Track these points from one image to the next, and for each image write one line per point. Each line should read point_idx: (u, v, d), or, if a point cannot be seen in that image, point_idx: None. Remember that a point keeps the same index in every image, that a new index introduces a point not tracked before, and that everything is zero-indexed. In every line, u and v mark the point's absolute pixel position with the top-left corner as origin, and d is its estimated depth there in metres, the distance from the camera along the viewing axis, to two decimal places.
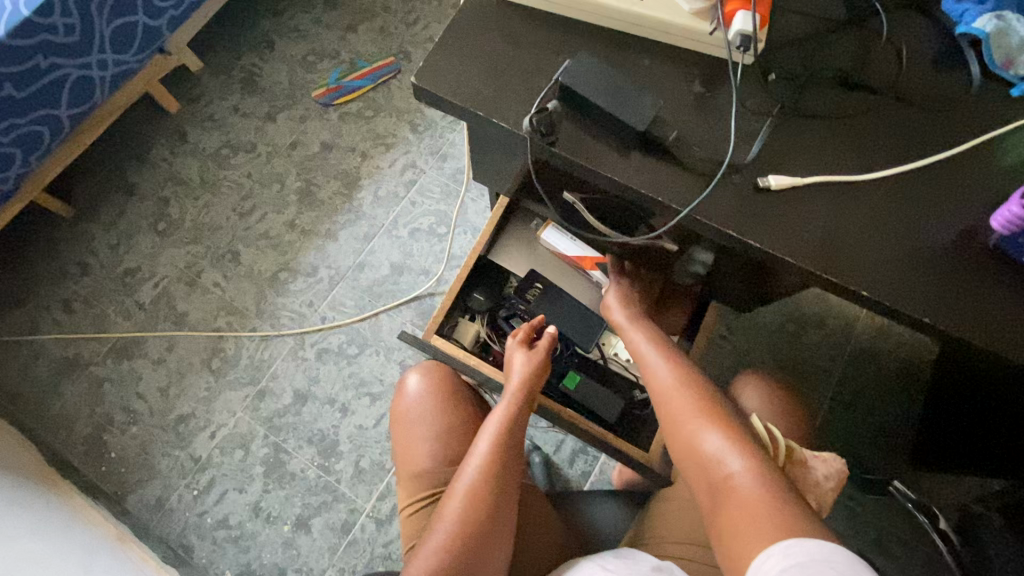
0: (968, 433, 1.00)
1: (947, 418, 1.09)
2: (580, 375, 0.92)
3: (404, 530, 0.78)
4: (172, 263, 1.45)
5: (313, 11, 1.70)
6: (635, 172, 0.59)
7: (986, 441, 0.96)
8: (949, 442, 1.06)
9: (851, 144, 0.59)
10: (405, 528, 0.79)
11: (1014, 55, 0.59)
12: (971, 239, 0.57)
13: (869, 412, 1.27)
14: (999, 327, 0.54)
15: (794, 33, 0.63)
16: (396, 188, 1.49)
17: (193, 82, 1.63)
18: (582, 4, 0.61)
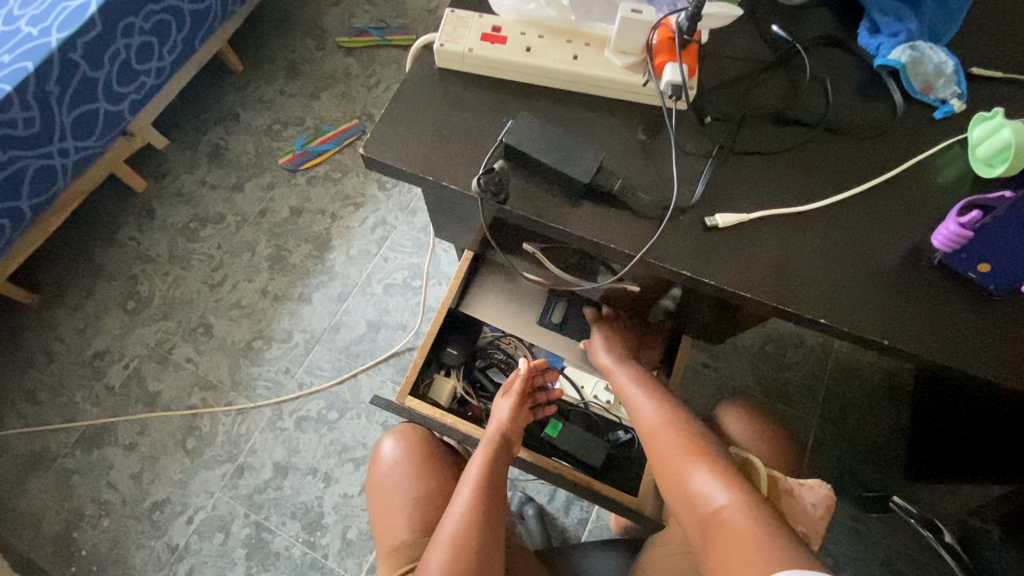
0: (957, 440, 1.00)
1: (940, 430, 1.06)
2: (562, 422, 0.91)
3: None
4: (142, 343, 1.42)
5: (276, 82, 1.76)
6: (586, 222, 0.60)
7: (976, 447, 0.95)
8: (938, 452, 1.06)
9: (789, 175, 0.61)
10: None
11: (932, 81, 0.63)
12: (917, 258, 0.58)
13: (860, 427, 1.26)
14: (952, 343, 0.55)
15: (724, 77, 0.66)
16: (368, 245, 1.50)
17: (159, 160, 1.64)
18: (519, 66, 0.64)
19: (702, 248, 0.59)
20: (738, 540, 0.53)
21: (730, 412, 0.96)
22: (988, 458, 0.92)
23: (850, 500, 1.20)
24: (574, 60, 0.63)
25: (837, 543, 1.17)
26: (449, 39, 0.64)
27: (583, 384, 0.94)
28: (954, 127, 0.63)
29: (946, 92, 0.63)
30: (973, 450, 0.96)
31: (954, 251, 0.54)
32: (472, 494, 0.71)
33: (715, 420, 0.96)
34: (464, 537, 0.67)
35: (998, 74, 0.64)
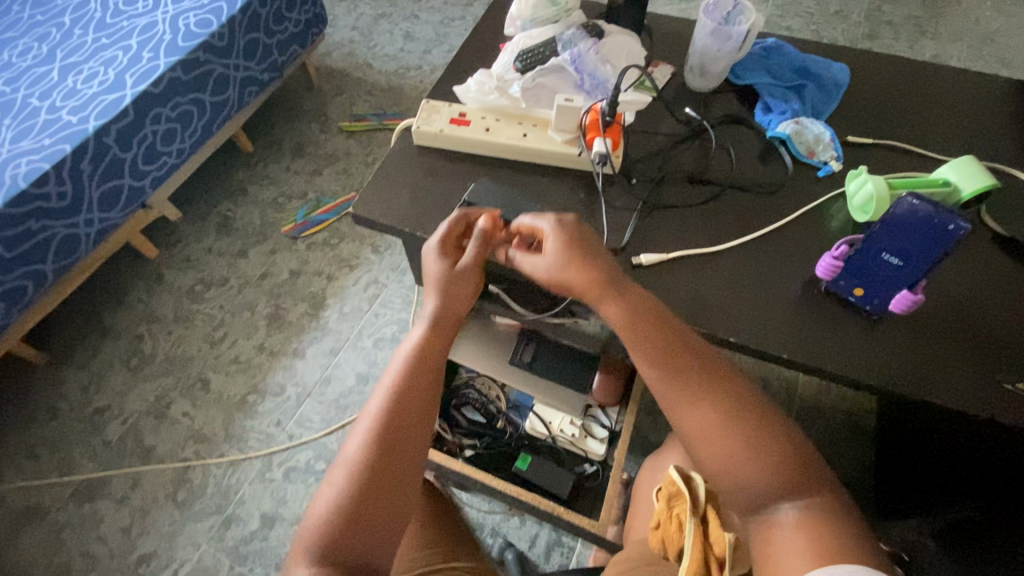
0: (903, 470, 1.10)
1: (896, 465, 1.13)
2: (531, 456, 1.00)
3: None
4: (142, 398, 1.49)
5: (283, 161, 1.96)
6: (535, 261, 0.73)
7: (912, 477, 1.06)
8: (888, 483, 1.15)
9: (699, 223, 0.74)
10: None
11: (814, 147, 0.78)
12: (810, 288, 0.69)
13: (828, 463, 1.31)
14: (840, 355, 0.65)
15: (648, 148, 0.81)
16: (360, 303, 1.61)
17: (171, 230, 1.79)
18: (480, 141, 0.79)
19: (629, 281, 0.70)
20: (750, 453, 0.56)
21: None
22: (916, 485, 1.04)
23: None
24: (525, 137, 0.78)
25: None
26: (424, 123, 0.80)
27: (550, 420, 1.03)
28: (836, 183, 0.77)
29: (826, 155, 0.77)
30: (911, 480, 1.06)
31: (834, 278, 0.66)
32: (388, 407, 0.63)
33: None
34: (386, 459, 0.60)
35: (868, 141, 0.79)
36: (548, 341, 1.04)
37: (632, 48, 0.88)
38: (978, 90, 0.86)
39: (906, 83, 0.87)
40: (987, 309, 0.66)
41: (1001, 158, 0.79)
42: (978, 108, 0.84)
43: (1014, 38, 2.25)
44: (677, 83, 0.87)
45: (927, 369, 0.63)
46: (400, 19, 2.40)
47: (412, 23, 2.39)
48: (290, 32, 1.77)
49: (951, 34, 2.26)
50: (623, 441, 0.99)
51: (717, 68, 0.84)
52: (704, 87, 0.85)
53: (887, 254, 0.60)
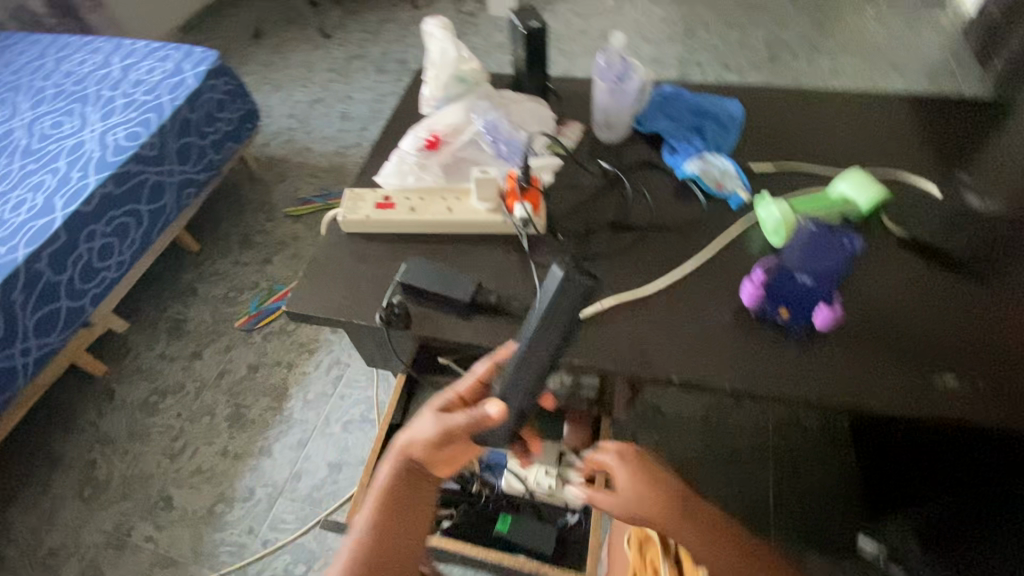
0: (901, 480, 1.10)
1: (896, 476, 1.12)
2: (511, 516, 0.96)
3: None
4: (100, 529, 1.39)
5: (231, 254, 1.94)
6: (475, 332, 0.73)
7: (911, 484, 1.07)
8: (890, 481, 1.14)
9: (627, 272, 0.77)
10: None
11: (721, 178, 0.82)
12: (741, 317, 0.71)
13: (827, 463, 1.29)
14: (773, 377, 0.67)
15: (569, 203, 0.85)
16: (324, 387, 1.58)
17: (119, 342, 1.74)
18: (408, 222, 0.79)
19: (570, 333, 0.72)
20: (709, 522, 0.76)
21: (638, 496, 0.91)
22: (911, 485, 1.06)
23: (822, 552, 1.19)
24: (450, 212, 0.80)
25: None
26: (349, 212, 0.80)
27: (526, 475, 0.98)
28: (750, 209, 0.81)
29: (734, 185, 0.82)
30: (907, 479, 1.07)
31: (759, 303, 0.68)
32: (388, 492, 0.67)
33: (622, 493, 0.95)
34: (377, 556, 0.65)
35: (771, 168, 0.85)
36: None
37: (540, 112, 0.93)
38: (855, 111, 0.96)
39: (802, 113, 0.95)
40: (903, 332, 0.74)
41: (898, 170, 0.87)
42: (864, 127, 0.93)
43: (899, 45, 2.47)
44: (588, 138, 0.93)
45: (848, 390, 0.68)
46: (335, 102, 2.48)
47: (347, 104, 2.46)
48: (224, 131, 1.80)
49: (844, 48, 2.47)
50: (597, 507, 0.92)
51: (620, 120, 0.89)
52: (611, 138, 0.91)
53: (797, 275, 0.66)
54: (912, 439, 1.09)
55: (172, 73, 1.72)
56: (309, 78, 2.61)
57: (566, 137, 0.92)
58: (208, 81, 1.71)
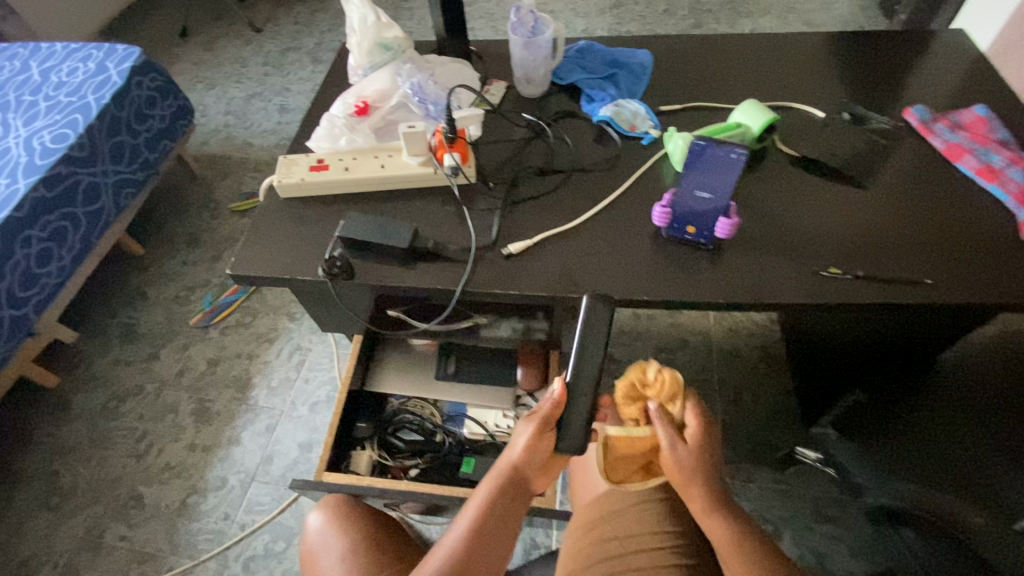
0: (817, 378, 1.21)
1: (812, 373, 1.24)
2: (474, 458, 1.01)
3: None
4: (71, 536, 1.38)
5: (178, 255, 1.91)
6: (415, 276, 0.77)
7: (829, 378, 1.18)
8: (807, 380, 1.26)
9: (553, 210, 0.83)
10: None
11: (633, 122, 0.90)
12: (657, 239, 0.78)
13: (764, 384, 1.41)
14: (683, 286, 0.74)
15: (497, 154, 0.90)
16: (287, 373, 1.59)
17: (70, 353, 1.70)
18: (343, 182, 0.84)
19: (504, 267, 0.78)
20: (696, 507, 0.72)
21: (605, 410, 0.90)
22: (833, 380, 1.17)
23: (768, 465, 1.30)
24: (383, 168, 0.84)
25: (767, 503, 1.25)
26: (284, 176, 0.84)
27: (485, 420, 1.06)
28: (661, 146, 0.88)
29: (646, 126, 0.89)
30: (827, 374, 1.18)
31: (668, 223, 0.76)
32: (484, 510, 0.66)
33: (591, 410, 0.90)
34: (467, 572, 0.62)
35: (677, 107, 0.93)
36: (465, 351, 1.09)
37: (464, 72, 0.98)
38: (754, 48, 1.03)
39: (707, 55, 1.03)
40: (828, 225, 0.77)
41: (793, 97, 0.95)
42: (762, 62, 1.01)
43: (812, 3, 2.61)
44: (512, 95, 0.98)
45: (769, 288, 0.72)
46: (272, 95, 2.44)
47: (285, 97, 2.43)
48: (157, 128, 1.77)
49: (763, 9, 2.60)
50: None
51: (538, 73, 0.95)
52: (533, 93, 0.97)
53: (699, 190, 0.73)
54: (821, 341, 1.19)
55: (96, 73, 1.68)
56: (243, 73, 2.56)
57: (491, 94, 0.97)
58: (134, 78, 1.68)
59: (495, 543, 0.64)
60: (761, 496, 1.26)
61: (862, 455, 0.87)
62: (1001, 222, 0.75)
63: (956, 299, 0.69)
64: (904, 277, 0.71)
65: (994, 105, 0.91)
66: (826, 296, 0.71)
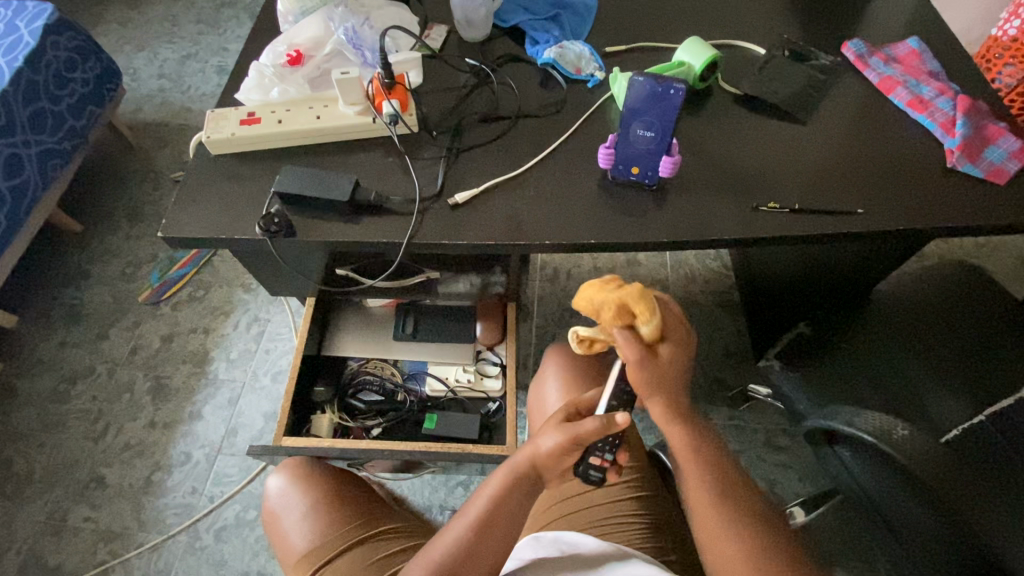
0: (778, 306, 1.25)
1: (772, 302, 1.27)
2: (437, 413, 1.02)
3: None
4: (31, 521, 1.34)
5: (119, 229, 1.81)
6: (359, 230, 0.75)
7: (790, 306, 1.22)
8: (766, 309, 1.29)
9: (499, 158, 0.81)
10: None
11: (578, 64, 0.88)
12: (605, 182, 0.78)
13: (720, 326, 1.46)
14: (629, 229, 0.74)
15: (441, 102, 0.87)
16: (247, 344, 1.56)
17: (12, 337, 1.61)
18: (277, 136, 0.80)
19: (452, 219, 0.76)
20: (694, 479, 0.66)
21: (555, 368, 0.92)
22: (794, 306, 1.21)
23: (724, 403, 1.36)
24: (319, 119, 0.81)
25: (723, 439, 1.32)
26: (213, 131, 0.80)
27: (446, 376, 1.06)
28: (607, 88, 0.87)
29: (590, 69, 0.88)
30: (788, 304, 1.22)
31: (613, 165, 0.76)
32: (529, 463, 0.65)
33: (540, 363, 0.96)
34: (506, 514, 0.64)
35: (622, 49, 0.91)
36: (424, 309, 1.09)
37: (403, 16, 0.93)
38: None
39: None
40: (766, 163, 0.78)
41: (740, 35, 0.94)
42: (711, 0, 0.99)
43: None
44: (454, 40, 0.94)
45: (713, 224, 0.74)
46: (208, 56, 2.29)
47: (222, 57, 2.28)
48: (80, 93, 1.64)
49: None
50: (510, 390, 0.99)
51: (479, 16, 0.92)
52: (475, 36, 0.94)
53: (640, 130, 0.73)
54: (783, 270, 1.21)
55: (5, 33, 1.53)
56: (174, 33, 2.37)
57: (432, 39, 0.93)
58: (49, 38, 1.53)
59: (510, 520, 0.64)
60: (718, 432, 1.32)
61: (802, 385, 0.93)
62: (926, 152, 0.79)
63: (885, 227, 0.73)
64: (837, 208, 0.74)
65: (930, 39, 0.93)
66: (763, 229, 0.73)
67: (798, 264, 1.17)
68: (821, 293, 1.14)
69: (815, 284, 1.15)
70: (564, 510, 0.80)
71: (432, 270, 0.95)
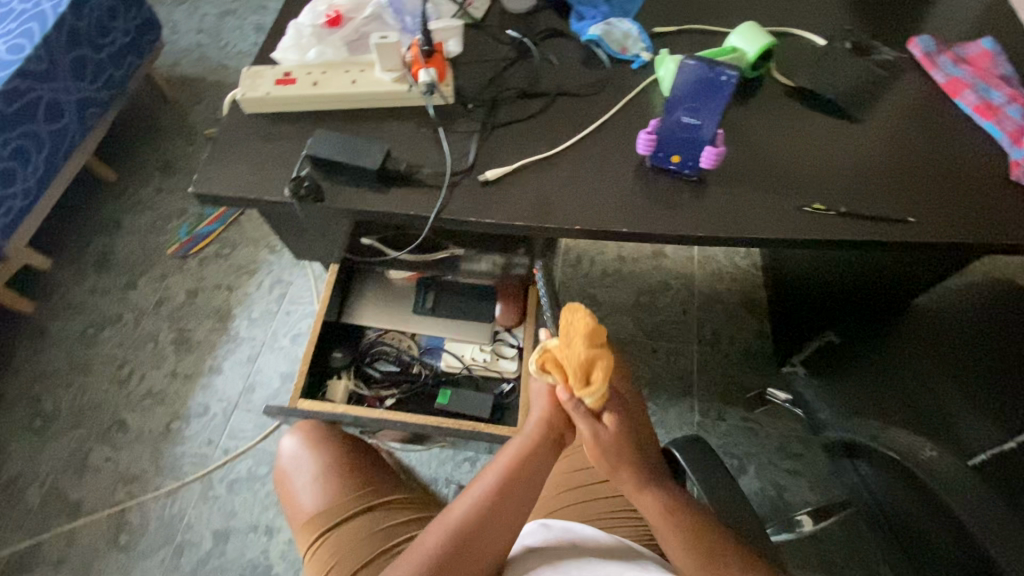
0: (806, 310, 1.22)
1: (799, 306, 1.23)
2: (450, 389, 1.02)
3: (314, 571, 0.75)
4: (56, 457, 1.40)
5: (151, 182, 1.83)
6: (387, 200, 0.74)
7: (816, 312, 1.18)
8: (793, 313, 1.26)
9: (534, 136, 0.79)
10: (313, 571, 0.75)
11: (624, 43, 0.84)
12: (641, 169, 0.76)
13: (743, 326, 1.42)
14: (663, 219, 0.72)
15: (478, 75, 0.85)
16: (268, 304, 1.58)
17: (45, 280, 1.66)
18: (312, 98, 0.79)
19: (481, 196, 0.74)
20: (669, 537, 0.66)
21: None
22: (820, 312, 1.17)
23: (740, 404, 1.33)
24: (354, 84, 0.79)
25: (736, 441, 1.30)
26: (249, 89, 0.79)
27: (462, 353, 1.06)
28: (651, 71, 0.83)
29: (637, 49, 0.84)
30: (814, 310, 1.19)
31: (653, 151, 0.73)
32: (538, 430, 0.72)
33: None
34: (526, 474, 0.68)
35: (671, 29, 0.87)
36: (445, 284, 1.08)
37: None
38: None
39: None
40: (813, 160, 0.75)
41: (798, 23, 0.89)
42: None
43: None
44: (497, 10, 0.91)
45: (752, 221, 0.71)
46: (247, 13, 2.27)
47: (261, 15, 2.26)
48: (121, 43, 1.64)
49: None
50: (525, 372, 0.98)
51: None
52: (519, 8, 0.90)
53: (685, 117, 0.70)
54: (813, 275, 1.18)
55: None
56: None
57: (474, 8, 0.90)
58: None
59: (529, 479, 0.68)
60: (731, 433, 1.31)
61: (824, 394, 0.90)
62: (988, 161, 0.74)
63: (936, 238, 0.69)
64: (885, 214, 0.70)
65: (1004, 40, 0.86)
66: (803, 230, 0.70)
67: (829, 271, 1.13)
68: (852, 302, 1.10)
69: (845, 292, 1.11)
70: (568, 499, 0.80)
71: (456, 246, 0.94)
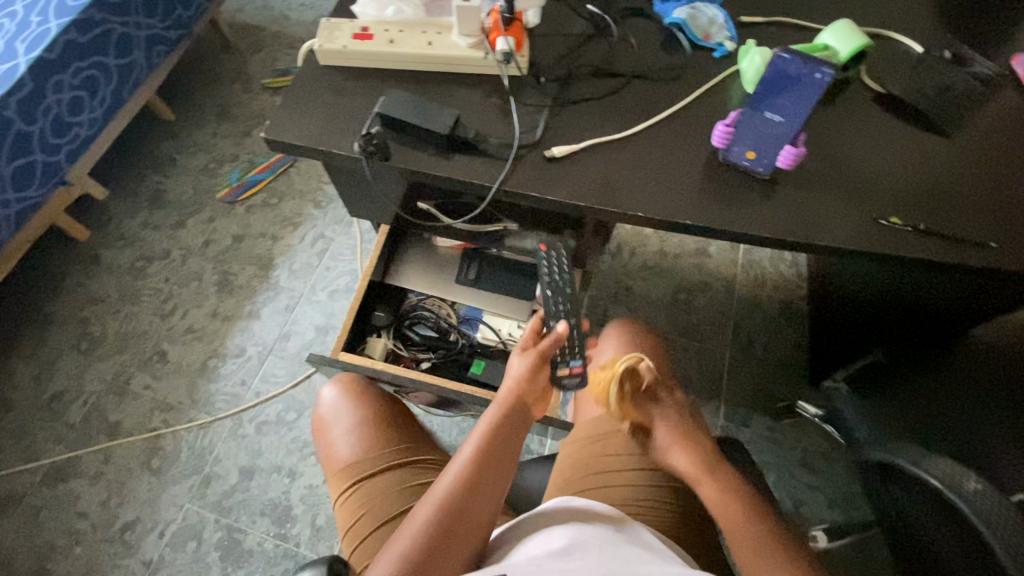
0: (850, 330, 1.19)
1: (843, 324, 1.21)
2: (485, 361, 1.05)
3: (342, 518, 0.78)
4: (99, 379, 1.48)
5: (207, 125, 1.87)
6: (451, 166, 0.74)
7: (860, 332, 1.16)
8: (836, 330, 1.24)
9: (605, 117, 0.77)
10: (342, 517, 0.78)
11: (708, 29, 0.81)
12: (712, 161, 0.74)
13: (780, 336, 1.40)
14: (730, 215, 0.70)
15: (554, 48, 0.83)
16: (309, 258, 1.61)
17: (101, 209, 1.72)
18: (387, 56, 0.79)
19: (546, 172, 0.74)
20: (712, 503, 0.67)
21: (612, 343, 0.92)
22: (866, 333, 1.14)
23: (767, 413, 1.32)
24: (430, 45, 0.79)
25: (759, 449, 1.28)
26: (326, 41, 0.79)
27: (499, 327, 1.06)
28: (733, 62, 0.80)
29: (721, 37, 0.81)
30: (858, 330, 1.17)
31: (727, 145, 0.72)
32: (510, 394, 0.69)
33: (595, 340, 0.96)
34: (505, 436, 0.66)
35: (759, 20, 0.83)
36: (490, 256, 1.08)
37: None
38: None
39: None
40: (895, 171, 0.72)
41: (895, 26, 0.84)
42: None
43: None
44: None
45: (822, 228, 0.69)
46: None
47: None
48: None
49: None
50: None
51: None
52: None
53: (771, 112, 0.71)
54: (861, 295, 1.16)
55: None
56: None
57: None
58: None
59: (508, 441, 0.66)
60: (754, 440, 1.29)
61: (864, 414, 0.90)
62: None
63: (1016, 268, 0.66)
64: (967, 237, 0.67)
65: None
66: (876, 244, 0.67)
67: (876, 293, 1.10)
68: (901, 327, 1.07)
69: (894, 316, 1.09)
70: (594, 482, 0.81)
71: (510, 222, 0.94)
